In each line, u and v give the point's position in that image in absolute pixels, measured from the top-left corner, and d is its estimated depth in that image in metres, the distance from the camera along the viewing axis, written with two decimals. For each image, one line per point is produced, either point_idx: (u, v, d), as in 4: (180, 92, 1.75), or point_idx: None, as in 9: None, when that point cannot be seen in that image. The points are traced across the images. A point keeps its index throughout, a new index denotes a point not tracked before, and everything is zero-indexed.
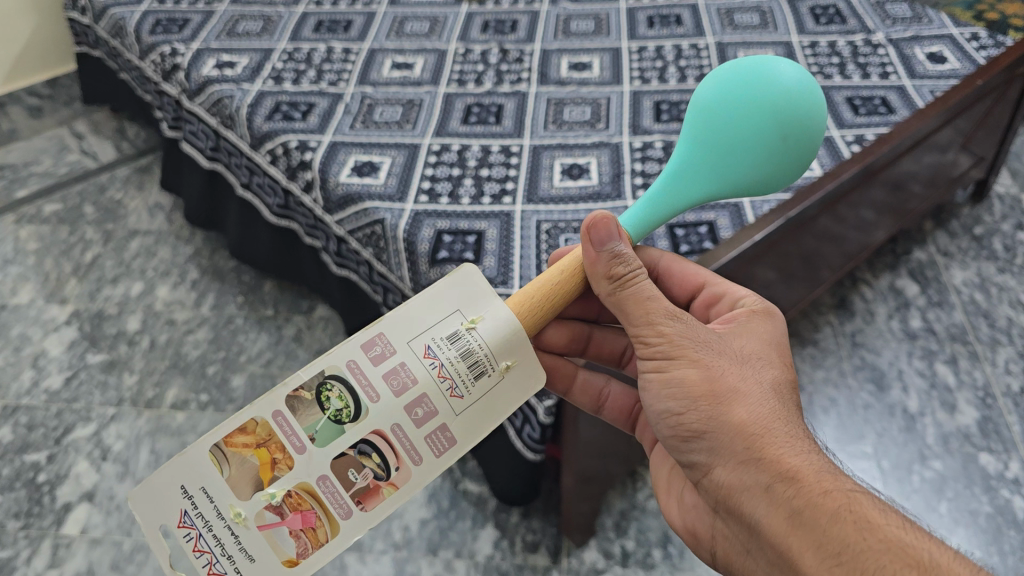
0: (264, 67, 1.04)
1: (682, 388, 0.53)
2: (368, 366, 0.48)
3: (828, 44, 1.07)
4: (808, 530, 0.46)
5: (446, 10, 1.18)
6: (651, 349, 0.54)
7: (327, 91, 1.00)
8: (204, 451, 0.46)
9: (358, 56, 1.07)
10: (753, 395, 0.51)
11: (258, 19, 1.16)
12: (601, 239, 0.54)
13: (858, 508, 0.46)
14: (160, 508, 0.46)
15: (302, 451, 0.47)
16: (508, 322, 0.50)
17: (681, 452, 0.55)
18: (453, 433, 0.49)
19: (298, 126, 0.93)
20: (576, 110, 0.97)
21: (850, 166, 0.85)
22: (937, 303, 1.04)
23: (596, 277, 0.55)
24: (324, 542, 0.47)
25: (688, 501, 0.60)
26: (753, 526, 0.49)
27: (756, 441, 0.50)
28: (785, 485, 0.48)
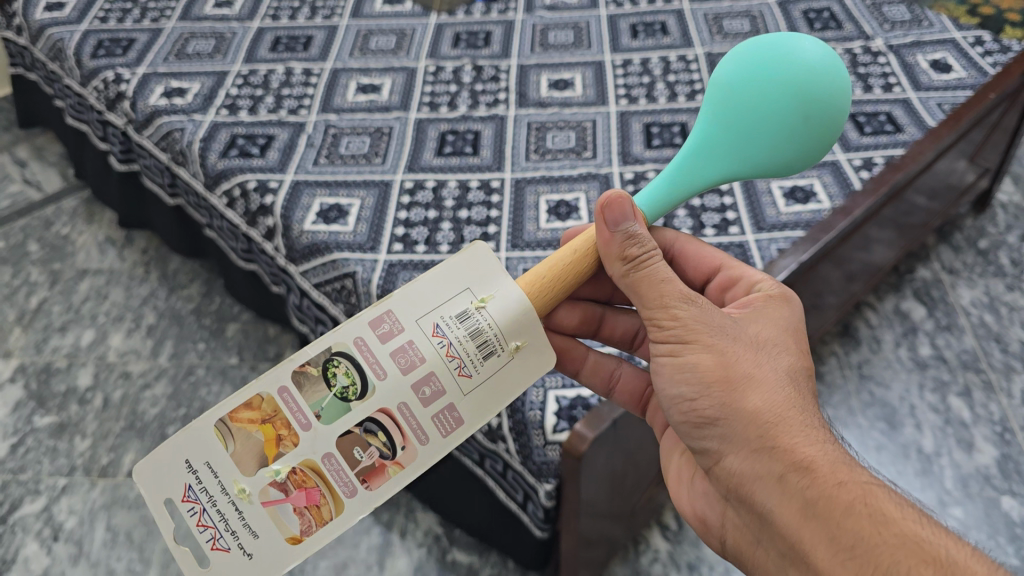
0: (217, 94, 0.96)
1: (695, 374, 0.49)
2: (376, 343, 0.47)
3: None
4: (822, 521, 0.42)
5: (413, 21, 1.09)
6: (662, 334, 0.50)
7: (288, 121, 0.92)
8: (209, 426, 0.46)
9: (320, 78, 0.99)
10: (769, 381, 0.48)
11: (210, 36, 1.06)
12: (613, 218, 0.50)
13: (876, 500, 0.42)
14: (165, 481, 0.46)
15: (308, 428, 0.47)
16: (518, 303, 0.49)
17: (692, 440, 0.51)
18: (460, 413, 0.49)
19: (256, 164, 0.85)
20: (560, 135, 0.90)
21: (863, 198, 0.78)
22: (945, 327, 0.99)
23: (609, 259, 0.51)
24: (328, 520, 0.47)
25: (694, 490, 0.55)
26: (765, 515, 0.46)
27: (770, 429, 0.46)
28: (800, 474, 0.44)
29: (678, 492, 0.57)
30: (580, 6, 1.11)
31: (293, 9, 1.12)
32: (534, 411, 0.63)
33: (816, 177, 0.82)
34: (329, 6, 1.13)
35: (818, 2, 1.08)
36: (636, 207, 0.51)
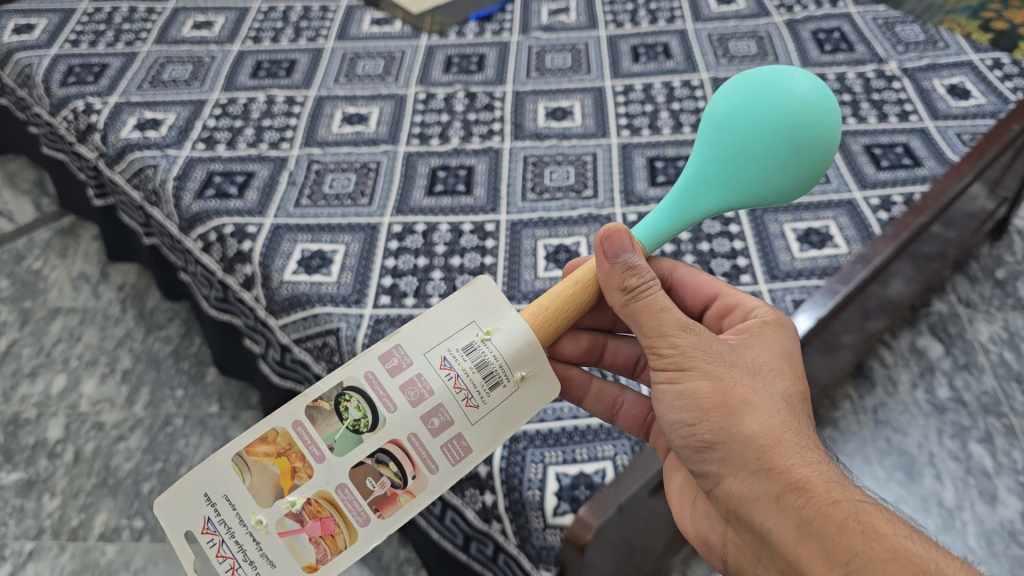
0: (194, 126, 0.90)
1: (693, 398, 0.47)
2: (386, 378, 0.46)
3: (836, 77, 0.95)
4: (818, 540, 0.41)
5: (402, 43, 1.04)
6: (661, 361, 0.48)
7: (270, 155, 0.87)
8: (226, 459, 0.45)
9: (303, 107, 0.93)
10: (765, 405, 0.46)
11: (188, 60, 1.01)
12: (612, 248, 0.48)
13: (870, 518, 0.40)
14: (183, 514, 0.45)
15: (322, 460, 0.46)
16: (526, 335, 0.47)
17: (691, 467, 0.49)
18: (468, 442, 0.47)
19: (233, 206, 0.80)
20: (558, 171, 0.85)
21: (885, 243, 0.73)
22: (965, 366, 0.94)
23: (609, 289, 0.50)
24: (342, 548, 0.46)
25: (697, 513, 0.53)
26: (763, 538, 0.44)
27: (767, 451, 0.44)
28: (797, 493, 0.42)
29: (681, 516, 0.55)
30: (578, 27, 1.06)
31: (275, 30, 1.07)
32: (532, 491, 0.58)
33: (831, 218, 0.77)
34: (314, 27, 1.07)
35: (828, 22, 1.03)
36: (634, 239, 0.50)
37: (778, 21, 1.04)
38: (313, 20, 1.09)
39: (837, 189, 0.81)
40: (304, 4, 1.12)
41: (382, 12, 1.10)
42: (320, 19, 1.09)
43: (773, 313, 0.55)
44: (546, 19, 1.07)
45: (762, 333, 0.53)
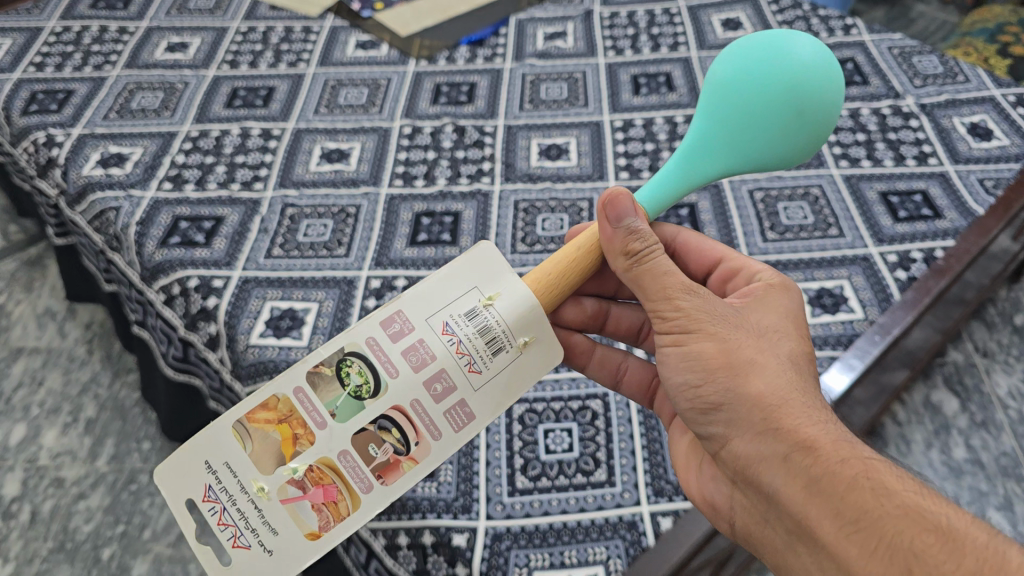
0: (162, 161, 0.85)
1: (699, 360, 0.49)
2: (387, 343, 0.49)
3: (849, 114, 0.89)
4: (826, 498, 0.42)
5: (388, 70, 0.98)
6: (667, 324, 0.51)
7: (241, 198, 0.81)
8: (227, 427, 0.48)
9: (280, 142, 0.87)
10: (772, 364, 0.48)
11: (159, 86, 0.95)
12: (614, 211, 0.51)
13: (878, 474, 0.42)
14: (186, 481, 0.48)
15: (323, 427, 0.48)
16: (526, 299, 0.51)
17: (697, 427, 0.51)
18: (471, 408, 0.50)
19: (198, 256, 0.74)
20: (550, 217, 0.79)
21: (906, 311, 0.68)
22: (981, 424, 0.88)
23: (613, 254, 0.52)
24: (345, 515, 0.48)
25: (705, 478, 0.54)
26: (771, 497, 0.46)
27: (774, 411, 0.46)
28: (803, 452, 0.44)
29: (690, 481, 0.56)
30: (575, 53, 1.00)
31: (254, 53, 1.01)
32: None
33: (846, 278, 0.72)
34: (296, 50, 1.01)
35: (840, 51, 0.97)
36: (636, 205, 0.52)
37: None
38: (295, 42, 1.03)
39: (851, 244, 0.74)
40: (286, 24, 1.06)
41: (368, 35, 1.04)
42: (302, 41, 1.03)
43: (778, 279, 0.56)
44: (542, 45, 1.01)
45: (767, 297, 0.54)
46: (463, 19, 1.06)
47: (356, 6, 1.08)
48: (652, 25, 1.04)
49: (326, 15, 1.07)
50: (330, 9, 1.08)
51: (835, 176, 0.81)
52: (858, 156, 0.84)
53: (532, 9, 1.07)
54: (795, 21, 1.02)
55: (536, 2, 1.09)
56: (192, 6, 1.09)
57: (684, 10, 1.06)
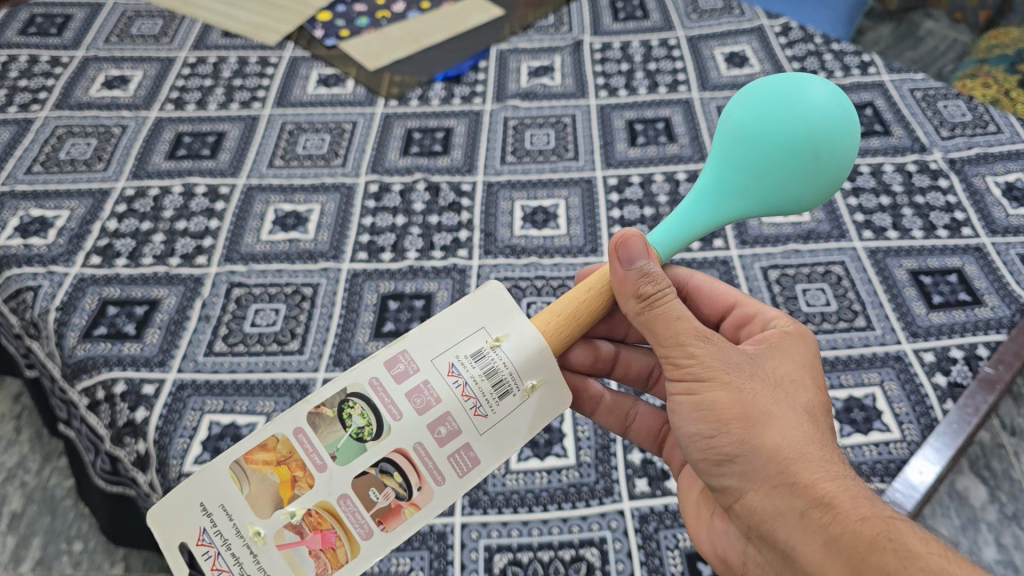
0: (91, 228, 0.73)
1: (710, 411, 0.46)
2: (392, 384, 0.45)
3: (869, 171, 0.80)
4: (847, 557, 0.39)
5: (353, 111, 0.87)
6: (679, 373, 0.47)
7: (180, 275, 0.70)
8: (224, 467, 0.43)
9: (228, 202, 0.76)
10: (788, 416, 0.45)
11: (92, 131, 0.84)
12: (624, 256, 0.47)
13: (901, 534, 0.38)
14: (176, 525, 0.43)
15: (323, 469, 0.43)
16: (536, 342, 0.47)
17: (710, 481, 0.48)
18: (477, 452, 0.46)
19: (127, 354, 0.64)
20: (537, 302, 0.68)
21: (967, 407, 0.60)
22: (1013, 516, 0.78)
23: (623, 298, 0.48)
24: (344, 562, 0.44)
25: (716, 530, 0.50)
26: (789, 557, 0.42)
27: (789, 465, 0.43)
28: (822, 508, 0.41)
29: (699, 535, 0.52)
30: (563, 93, 0.89)
31: (203, 89, 0.90)
32: None
33: (877, 383, 0.62)
34: (250, 86, 0.90)
35: (857, 95, 0.88)
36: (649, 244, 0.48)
37: None
38: (249, 76, 0.91)
39: (882, 338, 0.65)
40: (240, 54, 0.94)
41: (333, 68, 0.93)
42: (258, 76, 0.92)
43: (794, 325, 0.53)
44: (526, 83, 0.91)
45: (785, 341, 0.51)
46: (438, 51, 0.95)
47: (319, 33, 0.97)
48: (649, 60, 0.94)
49: (286, 43, 0.96)
50: (291, 35, 0.97)
51: (856, 248, 0.73)
52: (882, 226, 0.75)
53: (516, 39, 0.97)
54: (807, 57, 0.92)
55: (519, 31, 0.99)
56: (135, 32, 0.97)
57: (683, 43, 0.96)
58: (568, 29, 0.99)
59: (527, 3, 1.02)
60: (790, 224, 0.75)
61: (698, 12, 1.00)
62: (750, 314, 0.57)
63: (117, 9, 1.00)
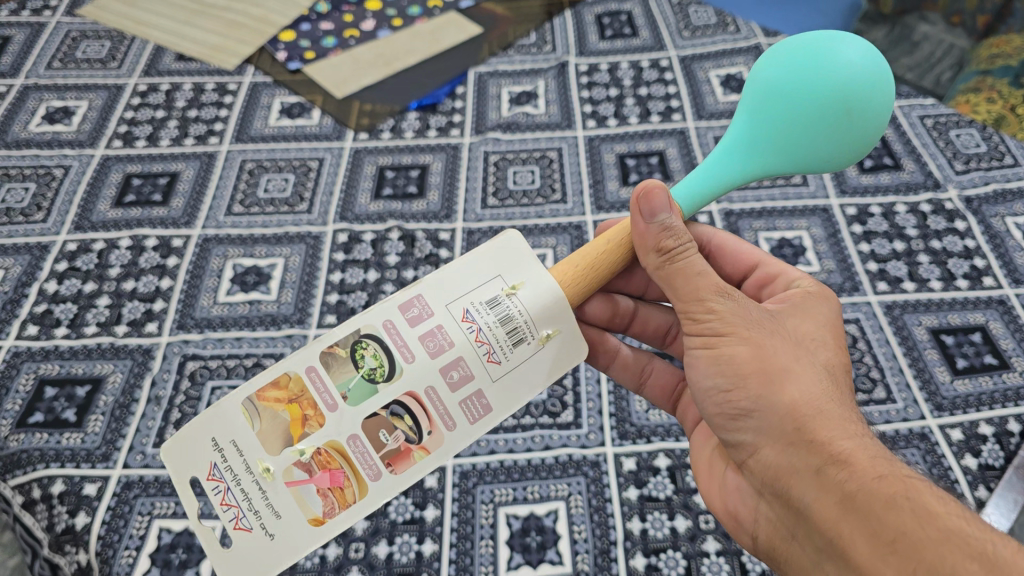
0: (28, 291, 0.66)
1: (727, 365, 0.42)
2: (405, 328, 0.44)
3: (881, 213, 0.75)
4: (863, 515, 0.36)
5: (320, 146, 0.80)
6: (698, 329, 0.44)
7: (127, 347, 0.63)
8: (238, 404, 0.43)
9: (182, 257, 0.69)
10: (809, 371, 0.41)
11: (30, 174, 0.75)
12: (644, 208, 0.44)
13: (919, 494, 0.36)
14: (188, 459, 0.43)
15: (334, 409, 0.43)
16: (552, 291, 0.46)
17: (724, 434, 0.44)
18: (486, 400, 0.45)
19: (69, 444, 0.57)
20: None
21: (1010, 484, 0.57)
22: None
23: (644, 250, 0.45)
24: (351, 502, 0.43)
25: (729, 485, 0.47)
26: (802, 512, 0.39)
27: (809, 420, 0.40)
28: (838, 466, 0.38)
29: (712, 493, 0.48)
30: (548, 124, 0.83)
31: (154, 122, 0.82)
32: None
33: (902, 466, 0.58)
34: (207, 117, 0.82)
35: None
36: (672, 198, 0.45)
37: None
38: (206, 105, 0.84)
39: (904, 413, 0.61)
40: (195, 80, 0.86)
41: (297, 96, 0.85)
42: (215, 105, 0.84)
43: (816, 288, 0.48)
44: (507, 112, 0.84)
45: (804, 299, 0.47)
46: (411, 74, 0.87)
47: (282, 55, 0.89)
48: (639, 83, 0.87)
49: (246, 67, 0.89)
50: (251, 58, 0.90)
51: (871, 302, 0.68)
52: (897, 277, 0.70)
53: (495, 61, 0.90)
54: None
55: (499, 51, 0.91)
56: (79, 55, 0.89)
57: (676, 63, 0.89)
58: (551, 49, 0.92)
59: (506, 20, 0.95)
60: None
61: (689, 28, 0.93)
62: (772, 274, 0.53)
63: (61, 29, 0.92)
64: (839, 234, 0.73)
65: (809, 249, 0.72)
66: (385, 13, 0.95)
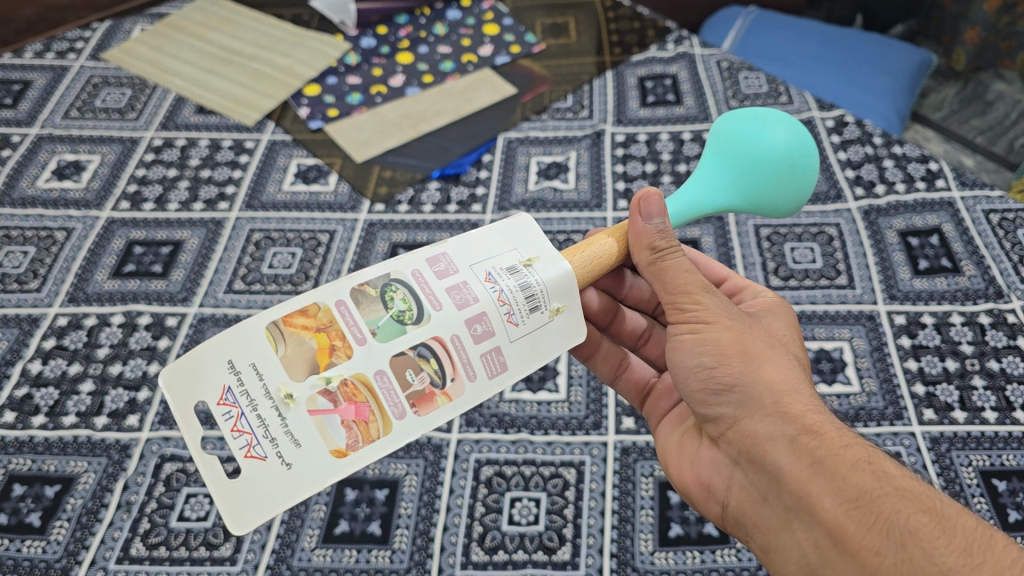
0: (12, 370, 0.64)
1: (711, 345, 0.46)
2: (433, 279, 0.46)
3: (933, 324, 0.66)
4: (833, 476, 0.40)
5: (332, 217, 0.75)
6: (681, 315, 0.48)
7: (104, 442, 0.59)
8: (261, 328, 0.44)
9: (174, 339, 0.65)
10: (781, 358, 0.46)
11: (32, 236, 0.73)
12: (644, 208, 0.49)
13: (879, 461, 0.40)
14: (199, 380, 0.43)
15: (362, 343, 0.44)
16: (567, 268, 0.49)
17: (700, 409, 0.47)
18: (504, 358, 0.47)
19: (28, 553, 0.54)
20: (523, 499, 0.56)
21: None
22: None
23: (636, 249, 0.50)
24: (375, 439, 0.44)
25: (698, 458, 0.49)
26: (773, 476, 0.43)
27: (783, 397, 0.44)
28: (810, 433, 0.42)
29: (680, 467, 0.50)
30: (576, 203, 0.77)
31: (165, 182, 0.79)
32: None
33: None
34: (219, 179, 0.79)
35: (921, 216, 0.74)
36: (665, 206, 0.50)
37: (853, 208, 0.75)
38: (220, 165, 0.80)
39: None
40: (212, 136, 0.83)
41: (314, 158, 0.81)
42: (229, 165, 0.80)
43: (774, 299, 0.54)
44: (534, 186, 0.79)
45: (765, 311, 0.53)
46: (437, 137, 0.82)
47: (304, 112, 0.85)
48: (678, 159, 0.81)
49: (267, 123, 0.85)
50: (274, 113, 0.85)
51: (915, 434, 0.60)
52: (947, 404, 0.61)
53: (527, 126, 0.85)
54: (864, 163, 0.79)
55: (532, 115, 0.86)
56: (98, 104, 0.86)
57: None
58: (588, 115, 0.86)
59: (544, 80, 0.90)
60: (834, 398, 0.62)
61: (738, 97, 0.86)
62: (740, 286, 0.58)
63: (83, 74, 0.90)
64: (884, 348, 0.65)
65: (848, 364, 0.64)
66: (416, 67, 0.91)
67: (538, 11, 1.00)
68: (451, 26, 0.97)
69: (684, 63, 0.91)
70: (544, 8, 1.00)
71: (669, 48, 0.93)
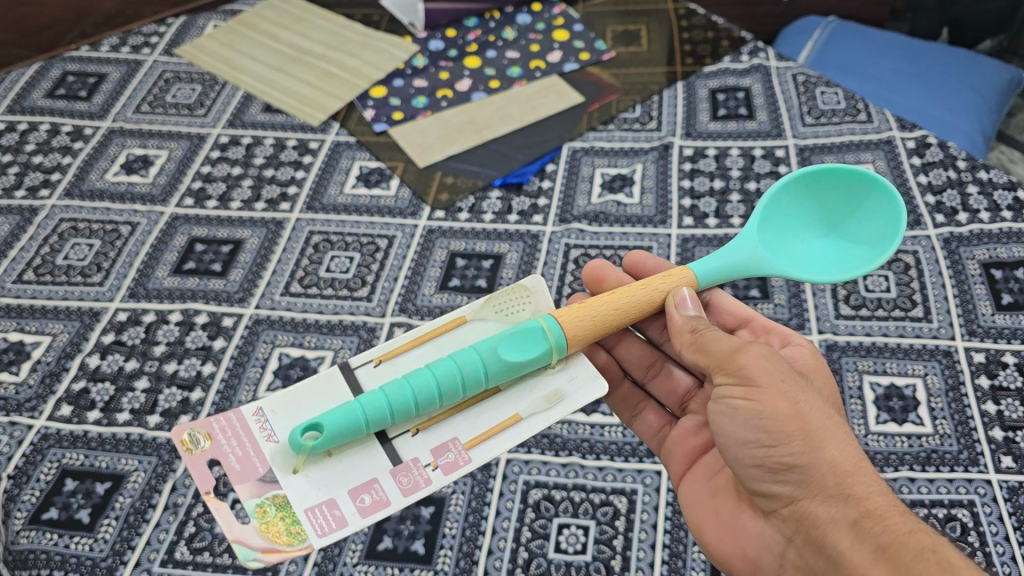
0: (70, 364, 0.64)
1: (770, 420, 0.45)
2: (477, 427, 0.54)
3: (1016, 364, 0.62)
4: (897, 565, 0.40)
5: (392, 222, 0.75)
6: (735, 384, 0.46)
7: (156, 441, 0.59)
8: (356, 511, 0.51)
9: (229, 340, 0.66)
10: (841, 432, 0.45)
11: (97, 229, 0.74)
12: (679, 302, 0.52)
13: (944, 550, 0.40)
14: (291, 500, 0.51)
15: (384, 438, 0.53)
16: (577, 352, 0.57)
17: (756, 483, 0.46)
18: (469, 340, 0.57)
19: (74, 549, 0.54)
20: (571, 527, 0.54)
21: None
22: None
23: (676, 330, 0.51)
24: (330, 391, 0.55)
25: (743, 530, 0.49)
26: (833, 560, 0.43)
27: (846, 478, 0.44)
28: (874, 519, 0.42)
29: (720, 537, 0.49)
30: (639, 217, 0.75)
31: (229, 180, 0.79)
32: None
33: None
34: (282, 179, 0.79)
35: (1006, 248, 0.70)
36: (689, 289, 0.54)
37: (932, 235, 0.71)
38: (284, 165, 0.80)
39: None
40: (278, 135, 0.83)
41: (377, 160, 0.80)
42: (293, 165, 0.80)
43: (815, 360, 0.54)
44: (597, 199, 0.77)
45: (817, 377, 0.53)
46: (500, 145, 0.81)
47: (369, 114, 0.84)
48: (748, 176, 0.78)
49: (331, 124, 0.84)
50: (339, 114, 0.85)
51: (991, 482, 0.56)
52: None
53: (593, 136, 0.83)
54: (946, 187, 0.75)
55: (598, 125, 0.84)
56: (169, 99, 0.87)
57: (793, 154, 0.79)
58: (656, 127, 0.84)
59: (613, 90, 0.88)
60: (905, 439, 0.59)
61: (814, 113, 0.83)
62: (766, 327, 0.57)
63: (155, 69, 0.91)
64: (960, 387, 0.61)
65: (921, 403, 0.61)
66: (483, 71, 0.89)
67: (611, 17, 0.98)
68: (521, 30, 0.96)
69: (758, 76, 0.88)
70: (617, 14, 0.98)
71: (743, 61, 0.90)
